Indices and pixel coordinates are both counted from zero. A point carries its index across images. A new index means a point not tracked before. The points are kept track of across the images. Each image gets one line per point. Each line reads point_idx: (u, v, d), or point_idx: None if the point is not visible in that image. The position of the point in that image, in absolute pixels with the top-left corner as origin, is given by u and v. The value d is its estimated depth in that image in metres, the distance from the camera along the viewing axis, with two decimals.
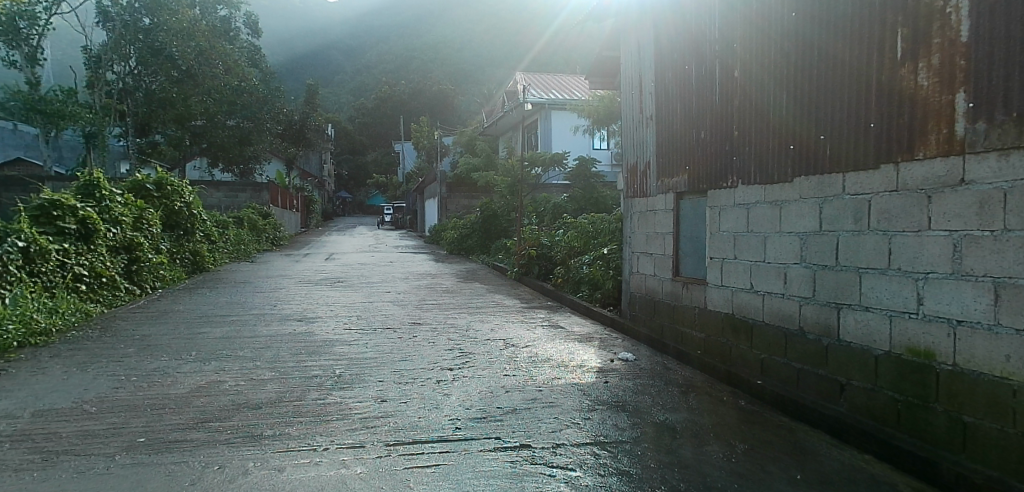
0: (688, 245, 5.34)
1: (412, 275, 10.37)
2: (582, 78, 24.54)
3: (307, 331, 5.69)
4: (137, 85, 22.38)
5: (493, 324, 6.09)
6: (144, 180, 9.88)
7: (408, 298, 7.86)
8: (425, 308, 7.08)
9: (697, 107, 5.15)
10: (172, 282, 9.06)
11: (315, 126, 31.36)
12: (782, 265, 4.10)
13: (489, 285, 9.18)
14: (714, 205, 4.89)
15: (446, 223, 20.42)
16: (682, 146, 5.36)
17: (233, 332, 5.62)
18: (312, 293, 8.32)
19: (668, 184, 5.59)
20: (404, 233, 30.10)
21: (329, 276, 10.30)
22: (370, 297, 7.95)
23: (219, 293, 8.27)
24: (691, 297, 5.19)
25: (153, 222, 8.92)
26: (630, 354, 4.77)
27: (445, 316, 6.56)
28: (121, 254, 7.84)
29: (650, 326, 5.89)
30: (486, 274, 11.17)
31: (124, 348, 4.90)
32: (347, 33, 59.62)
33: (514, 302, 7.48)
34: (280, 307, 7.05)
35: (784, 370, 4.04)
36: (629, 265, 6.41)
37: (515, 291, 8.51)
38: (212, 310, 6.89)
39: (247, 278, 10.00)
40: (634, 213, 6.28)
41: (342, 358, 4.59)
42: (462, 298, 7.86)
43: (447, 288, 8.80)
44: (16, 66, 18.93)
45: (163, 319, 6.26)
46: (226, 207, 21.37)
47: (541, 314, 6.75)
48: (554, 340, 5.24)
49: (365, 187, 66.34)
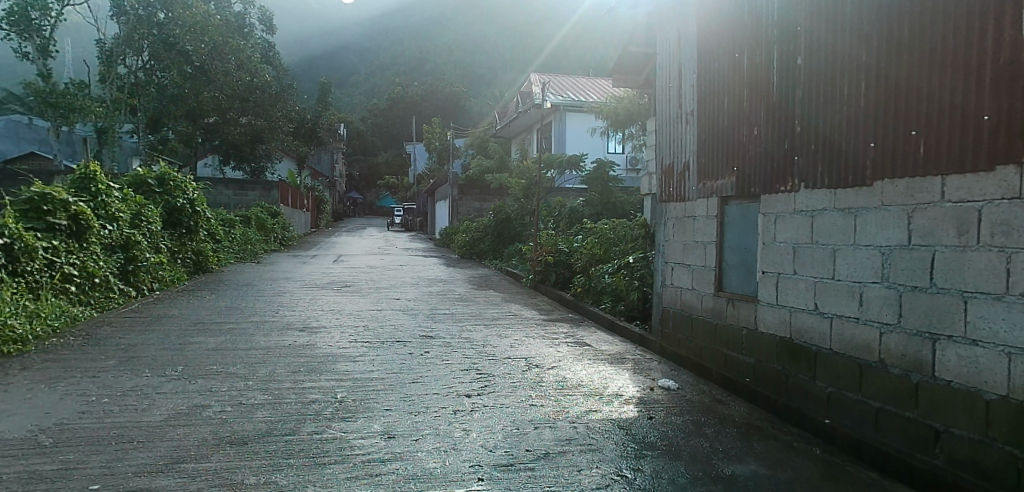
0: (733, 257, 4.76)
1: (423, 281, 9.82)
2: (602, 81, 23.93)
3: (309, 343, 5.15)
4: (150, 79, 21.93)
5: (513, 339, 5.54)
6: (146, 174, 9.45)
7: (418, 306, 7.30)
8: (437, 318, 6.52)
9: (750, 100, 4.56)
10: (172, 283, 8.51)
11: (327, 125, 30.95)
12: (857, 283, 3.51)
13: (504, 293, 8.60)
14: (767, 212, 4.32)
15: (458, 227, 19.89)
16: (729, 144, 4.77)
17: (227, 343, 5.08)
18: (316, 298, 7.78)
19: (710, 186, 5.01)
20: (414, 236, 29.61)
21: (336, 280, 9.77)
22: (378, 304, 7.39)
23: (219, 296, 7.74)
24: (739, 316, 4.60)
25: (153, 220, 8.39)
26: (670, 381, 4.21)
27: (459, 328, 6.01)
28: (117, 252, 7.31)
29: (686, 346, 5.32)
30: (499, 280, 10.59)
31: (104, 360, 4.37)
32: (362, 34, 59.28)
33: (532, 313, 6.91)
34: (282, 315, 6.51)
35: (857, 407, 3.47)
36: (662, 276, 5.83)
37: (532, 301, 7.93)
38: (208, 316, 6.35)
39: (250, 281, 9.48)
40: (669, 219, 5.70)
41: (345, 378, 4.06)
42: (476, 307, 7.30)
43: (460, 295, 8.23)
44: (28, 57, 18.38)
45: (155, 326, 5.73)
46: (235, 205, 20.96)
47: (564, 327, 6.18)
48: (583, 361, 4.69)
49: (375, 188, 65.98)
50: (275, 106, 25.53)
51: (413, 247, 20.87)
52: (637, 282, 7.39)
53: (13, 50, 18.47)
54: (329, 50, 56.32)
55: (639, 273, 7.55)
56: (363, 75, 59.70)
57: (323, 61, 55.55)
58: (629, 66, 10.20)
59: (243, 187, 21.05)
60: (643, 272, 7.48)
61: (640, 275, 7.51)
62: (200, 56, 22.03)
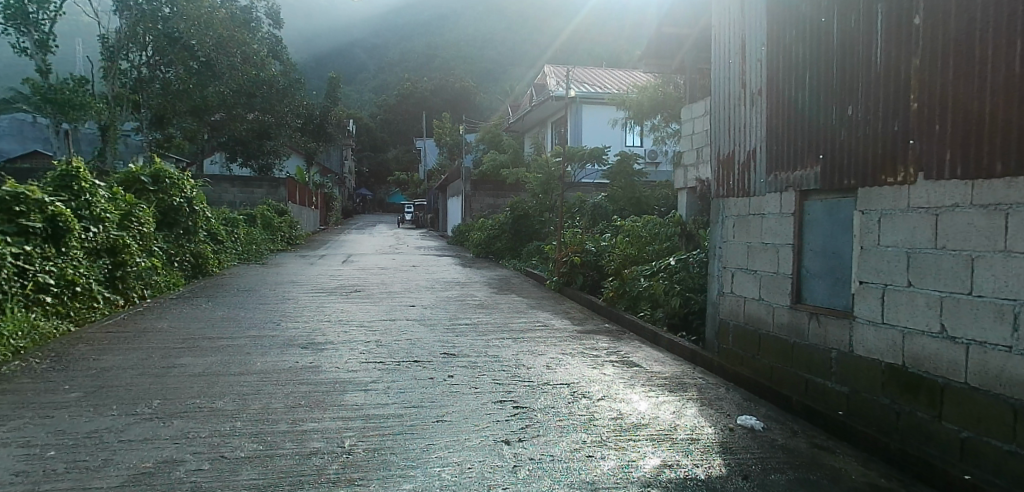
0: (817, 263, 3.98)
1: (439, 284, 9.09)
2: (629, 74, 22.73)
3: (313, 364, 4.42)
4: (154, 75, 21.34)
5: (549, 357, 4.77)
6: (139, 171, 8.69)
7: (437, 315, 6.54)
8: (458, 329, 5.78)
9: (843, 74, 3.77)
10: (166, 290, 7.83)
11: (335, 121, 30.24)
12: (1008, 300, 2.70)
13: (529, 299, 7.84)
14: (867, 209, 3.53)
15: (472, 224, 19.15)
16: (815, 129, 4.00)
17: (218, 365, 4.35)
18: (323, 306, 7.04)
19: (787, 178, 4.24)
20: (425, 234, 28.91)
21: (345, 283, 9.06)
22: (392, 313, 6.65)
23: (218, 305, 7.02)
24: (826, 335, 3.83)
25: (147, 220, 7.67)
26: (751, 419, 3.44)
27: (485, 342, 5.26)
28: (103, 257, 6.65)
29: (752, 366, 4.57)
30: (521, 283, 9.82)
31: (66, 392, 3.64)
32: (370, 30, 58.64)
33: (564, 323, 6.15)
34: (284, 327, 5.78)
35: (1010, 461, 2.67)
36: (718, 284, 5.06)
37: (560, 307, 7.17)
38: (201, 329, 5.64)
39: (253, 285, 8.77)
40: (729, 217, 4.93)
41: (355, 416, 3.31)
42: (500, 316, 6.54)
43: (481, 302, 7.47)
44: (27, 53, 17.80)
45: (138, 343, 5.01)
46: (243, 203, 20.38)
47: (604, 341, 5.41)
48: (637, 388, 3.93)
49: (386, 185, 65.37)
50: (284, 100, 24.95)
51: (425, 245, 20.15)
52: (678, 286, 6.63)
53: (12, 45, 17.90)
54: (337, 46, 55.65)
55: (679, 276, 6.79)
56: (372, 72, 58.97)
57: (332, 57, 54.87)
58: (660, 47, 9.30)
59: (250, 184, 20.43)
60: (684, 275, 6.72)
61: (679, 279, 6.75)
62: (205, 51, 21.12)
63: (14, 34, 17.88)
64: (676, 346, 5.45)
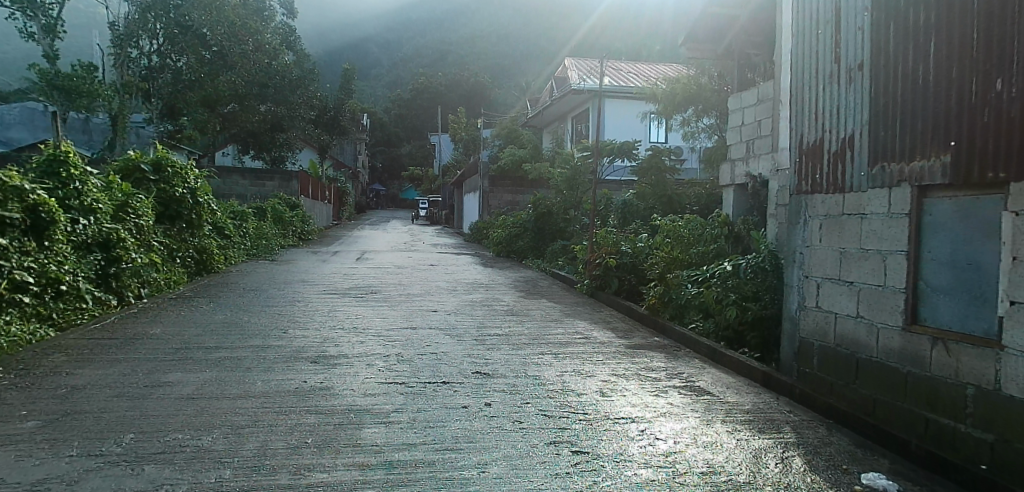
0: (942, 275, 3.21)
1: (461, 285, 8.42)
2: (658, 67, 21.97)
3: (325, 385, 3.73)
4: (164, 64, 20.96)
5: (600, 380, 4.03)
6: (138, 159, 8.03)
7: (463, 323, 5.83)
8: (489, 342, 5.05)
9: (981, 35, 2.96)
10: (166, 288, 7.18)
11: (350, 114, 29.53)
12: None
13: (562, 305, 7.10)
14: (1020, 210, 2.74)
15: (490, 222, 18.46)
16: (942, 107, 3.20)
17: (214, 385, 3.67)
18: (336, 310, 6.34)
19: (900, 170, 3.46)
20: (441, 230, 28.31)
21: (360, 283, 8.37)
22: (413, 320, 5.94)
23: (221, 307, 6.35)
24: (957, 367, 3.06)
25: (145, 212, 7.01)
26: (878, 476, 2.69)
27: (522, 358, 4.53)
28: (94, 253, 5.99)
29: (848, 397, 3.81)
30: (549, 285, 9.08)
31: (20, 421, 2.96)
32: (385, 24, 57.94)
33: (609, 336, 5.40)
34: (292, 335, 5.10)
35: None
36: (798, 296, 4.33)
37: (599, 316, 6.42)
38: (199, 337, 4.95)
39: (261, 284, 8.11)
40: (815, 216, 4.17)
41: (375, 463, 2.60)
42: (534, 326, 5.81)
43: (509, 308, 6.74)
44: (34, 38, 17.31)
45: (123, 353, 4.33)
46: (254, 196, 19.84)
47: (659, 359, 4.67)
48: (718, 427, 3.19)
49: (399, 180, 64.78)
50: (296, 91, 24.31)
51: (441, 242, 19.47)
52: (732, 294, 5.87)
53: (19, 30, 17.41)
54: (353, 40, 54.95)
55: (732, 282, 6.06)
56: (386, 67, 58.32)
57: (347, 51, 54.23)
58: (706, 25, 8.44)
59: (261, 177, 19.88)
60: (739, 282, 5.94)
61: (732, 287, 5.99)
62: (218, 41, 20.97)
63: (22, 19, 17.40)
64: (744, 366, 4.71)
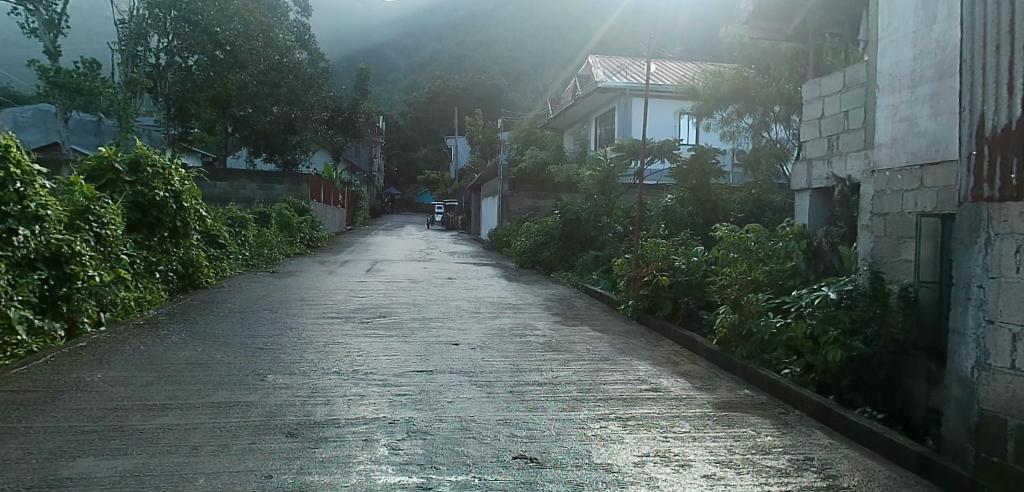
0: None
1: (486, 305, 7.23)
2: (689, 64, 20.49)
3: (303, 487, 2.49)
4: (173, 62, 20.13)
5: (702, 475, 2.75)
6: (114, 156, 6.88)
7: (493, 364, 4.59)
8: (531, 397, 3.82)
9: None
10: (136, 310, 6.05)
11: (365, 116, 28.38)
12: None
13: (610, 335, 5.82)
14: None
15: (512, 228, 17.25)
16: None
17: (137, 487, 2.45)
18: (335, 343, 5.13)
19: None
20: (458, 237, 27.10)
21: (367, 304, 7.16)
22: (430, 358, 4.71)
23: (195, 339, 5.14)
24: None
25: (113, 219, 5.86)
26: None
27: (578, 429, 3.29)
28: (37, 270, 4.74)
29: None
30: (585, 307, 7.80)
31: None
32: (402, 29, 57.00)
33: (685, 387, 4.17)
34: (273, 385, 3.89)
35: None
36: (975, 351, 3.00)
37: (661, 354, 5.15)
38: (149, 387, 3.73)
39: (253, 303, 6.96)
40: (1011, 234, 2.83)
41: None
42: (583, 368, 4.57)
43: (546, 340, 5.49)
44: (35, 33, 16.39)
45: (26, 421, 3.10)
46: (262, 200, 18.79)
47: (768, 433, 3.42)
48: None
49: (415, 184, 63.75)
50: (310, 91, 22.88)
51: (460, 250, 18.28)
52: (831, 329, 4.73)
53: (19, 25, 16.53)
54: (369, 43, 54.05)
55: (824, 313, 4.86)
56: (403, 72, 57.52)
57: (364, 53, 53.34)
58: None
59: (270, 180, 18.85)
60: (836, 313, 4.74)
61: (827, 319, 4.77)
62: (229, 37, 20.01)
63: (25, 13, 16.48)
64: (877, 438, 3.49)
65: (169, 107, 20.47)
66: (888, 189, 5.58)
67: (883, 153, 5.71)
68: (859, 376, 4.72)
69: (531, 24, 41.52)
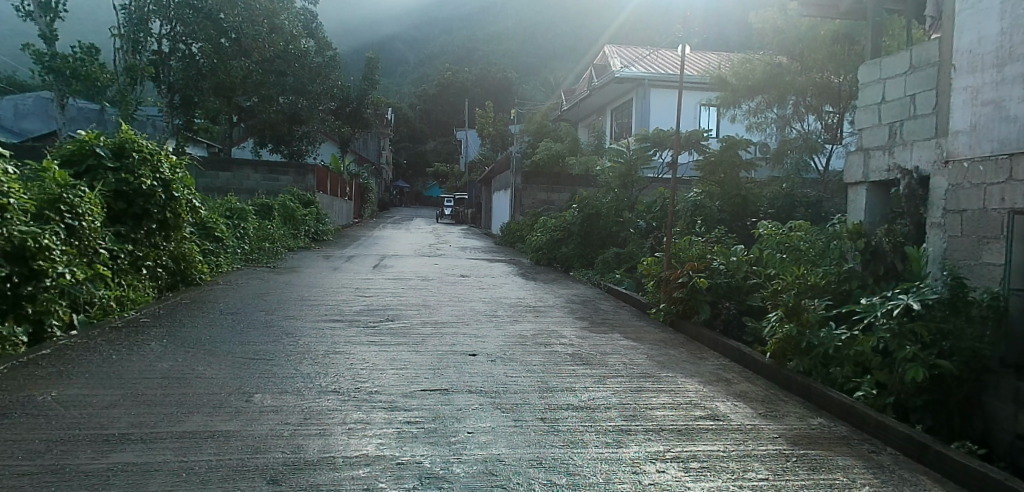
0: None
1: (504, 308, 6.60)
2: (711, 54, 19.61)
3: None
4: (176, 48, 19.52)
5: None
6: (95, 141, 6.23)
7: (518, 381, 3.94)
8: (567, 426, 3.17)
9: None
10: (116, 311, 5.49)
11: (373, 108, 27.67)
12: None
13: (646, 345, 5.17)
14: None
15: (525, 223, 16.61)
16: None
17: None
18: (336, 352, 4.52)
19: None
20: (468, 231, 26.49)
21: (373, 305, 6.53)
22: (444, 373, 4.08)
23: (178, 346, 4.53)
24: None
25: (88, 210, 5.28)
26: None
27: (632, 475, 2.64)
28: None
29: None
30: (612, 310, 7.14)
31: None
32: (411, 22, 56.25)
33: (747, 415, 3.50)
34: (260, 408, 3.26)
35: None
36: None
37: (709, 370, 4.49)
38: (110, 409, 3.11)
39: (247, 302, 6.35)
40: None
41: None
42: (623, 388, 3.91)
43: (575, 351, 4.85)
44: (31, 17, 15.81)
45: None
46: (266, 191, 18.22)
47: (867, 484, 2.74)
48: None
49: (424, 177, 63.17)
50: (316, 81, 22.50)
51: (470, 244, 17.65)
52: (909, 342, 4.04)
53: (16, 8, 15.98)
54: (379, 35, 53.45)
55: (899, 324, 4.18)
56: (413, 64, 57.22)
57: (373, 44, 52.71)
58: None
59: (275, 171, 18.30)
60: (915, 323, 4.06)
61: (903, 332, 4.07)
62: (234, 24, 19.39)
63: None
64: (993, 481, 2.81)
65: (172, 95, 19.91)
66: (967, 183, 4.83)
67: (960, 142, 4.99)
68: (933, 396, 4.05)
69: (542, 16, 40.57)
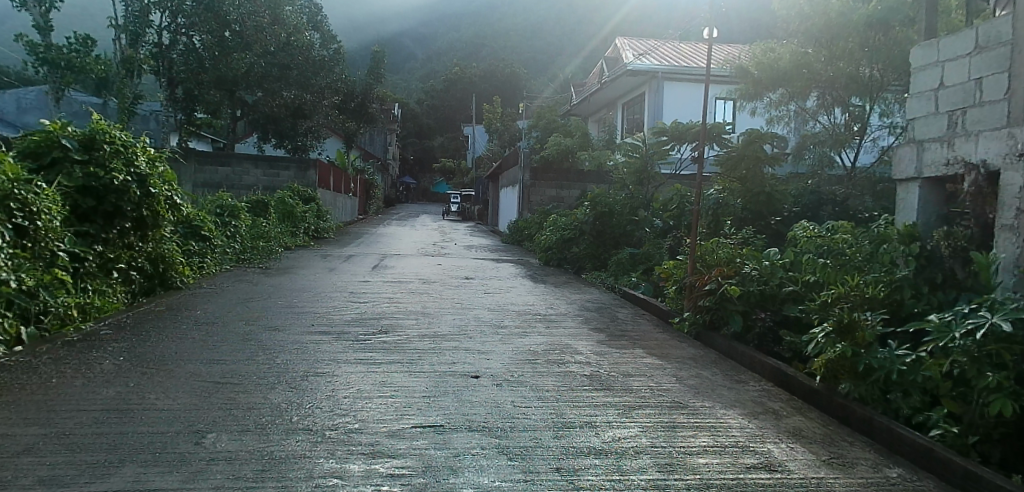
0: None
1: (512, 316, 5.98)
2: (732, 45, 18.70)
3: None
4: (177, 41, 19.14)
5: None
6: (62, 131, 5.69)
7: (528, 414, 3.31)
8: (589, 482, 2.54)
9: None
10: (76, 320, 4.86)
11: (379, 101, 27.03)
12: None
13: (675, 364, 4.54)
14: None
15: (533, 220, 15.99)
16: None
17: None
18: (317, 373, 3.90)
19: None
20: (474, 228, 25.86)
21: (367, 313, 5.92)
22: (441, 402, 3.45)
23: (135, 365, 3.92)
24: None
25: (46, 208, 4.69)
26: None
27: None
28: None
29: None
30: (631, 319, 6.50)
31: None
32: (420, 18, 55.75)
33: (809, 465, 2.85)
34: (209, 455, 2.63)
35: None
36: None
37: (751, 398, 3.85)
38: (24, 458, 2.50)
39: (226, 310, 5.74)
40: None
41: None
42: (652, 424, 3.26)
43: (594, 371, 4.22)
44: (25, 6, 15.31)
45: None
46: (266, 187, 17.70)
47: None
48: None
49: (431, 173, 62.66)
50: (320, 74, 21.51)
51: (477, 243, 17.06)
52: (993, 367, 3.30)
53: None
54: (388, 30, 52.96)
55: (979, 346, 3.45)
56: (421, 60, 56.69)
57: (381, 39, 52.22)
58: None
59: (275, 165, 17.70)
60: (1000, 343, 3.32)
61: (981, 356, 3.31)
62: (236, 15, 18.87)
63: None
64: None
65: (172, 89, 19.43)
66: None
67: None
68: None
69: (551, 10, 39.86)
